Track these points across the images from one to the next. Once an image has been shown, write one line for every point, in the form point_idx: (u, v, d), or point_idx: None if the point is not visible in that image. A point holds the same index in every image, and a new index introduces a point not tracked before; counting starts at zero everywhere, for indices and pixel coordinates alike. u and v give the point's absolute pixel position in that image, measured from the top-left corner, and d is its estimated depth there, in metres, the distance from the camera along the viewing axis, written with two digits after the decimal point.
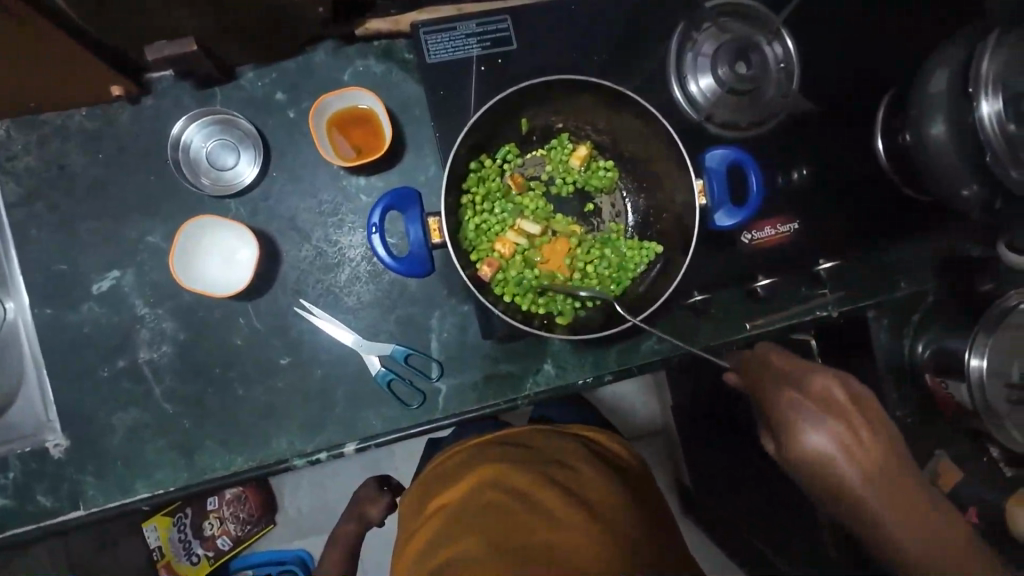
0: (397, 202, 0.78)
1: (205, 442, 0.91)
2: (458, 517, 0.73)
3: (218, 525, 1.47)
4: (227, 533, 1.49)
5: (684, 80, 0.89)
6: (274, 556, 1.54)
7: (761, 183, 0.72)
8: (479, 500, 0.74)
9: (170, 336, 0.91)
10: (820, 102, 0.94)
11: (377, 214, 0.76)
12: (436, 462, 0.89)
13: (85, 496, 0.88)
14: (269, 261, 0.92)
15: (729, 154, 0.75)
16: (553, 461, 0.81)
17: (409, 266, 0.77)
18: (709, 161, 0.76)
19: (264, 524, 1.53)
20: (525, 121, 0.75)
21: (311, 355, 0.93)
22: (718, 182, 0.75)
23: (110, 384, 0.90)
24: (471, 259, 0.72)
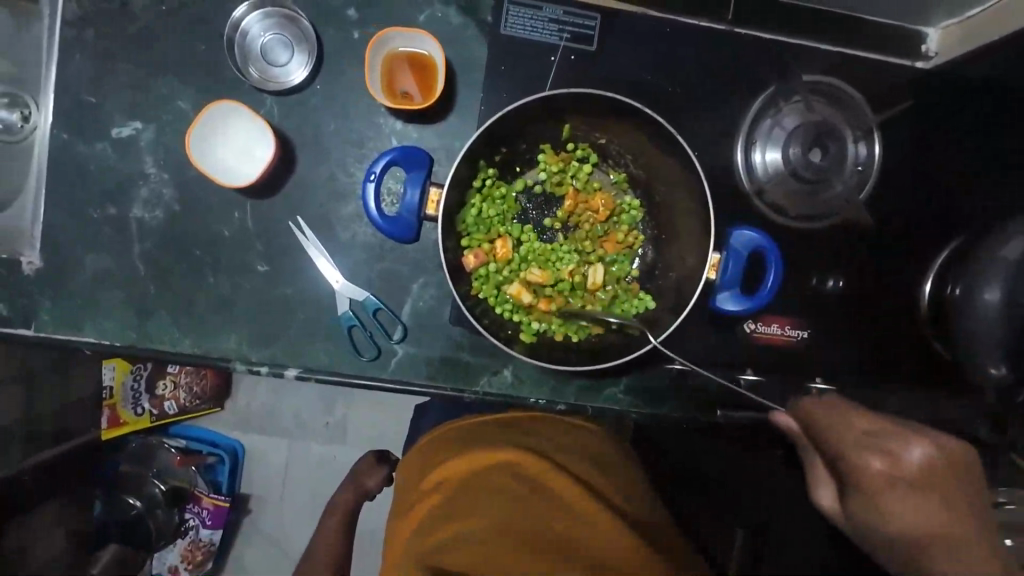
0: (402, 160, 0.78)
1: (161, 312, 0.92)
2: (463, 499, 0.77)
3: (171, 388, 1.49)
4: (176, 399, 1.50)
5: (750, 146, 0.84)
6: (212, 437, 1.58)
7: (779, 283, 0.67)
8: (470, 484, 0.78)
9: (165, 202, 0.91)
10: (886, 219, 0.87)
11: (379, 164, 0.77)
12: (432, 432, 0.94)
13: (39, 319, 0.90)
14: (280, 168, 0.92)
15: (761, 241, 0.69)
16: (548, 445, 0.85)
17: (394, 229, 0.79)
18: (736, 240, 0.69)
19: (210, 406, 1.58)
20: (568, 128, 0.71)
21: (286, 272, 0.93)
22: (735, 264, 0.69)
23: (96, 226, 0.91)
24: (461, 244, 0.71)
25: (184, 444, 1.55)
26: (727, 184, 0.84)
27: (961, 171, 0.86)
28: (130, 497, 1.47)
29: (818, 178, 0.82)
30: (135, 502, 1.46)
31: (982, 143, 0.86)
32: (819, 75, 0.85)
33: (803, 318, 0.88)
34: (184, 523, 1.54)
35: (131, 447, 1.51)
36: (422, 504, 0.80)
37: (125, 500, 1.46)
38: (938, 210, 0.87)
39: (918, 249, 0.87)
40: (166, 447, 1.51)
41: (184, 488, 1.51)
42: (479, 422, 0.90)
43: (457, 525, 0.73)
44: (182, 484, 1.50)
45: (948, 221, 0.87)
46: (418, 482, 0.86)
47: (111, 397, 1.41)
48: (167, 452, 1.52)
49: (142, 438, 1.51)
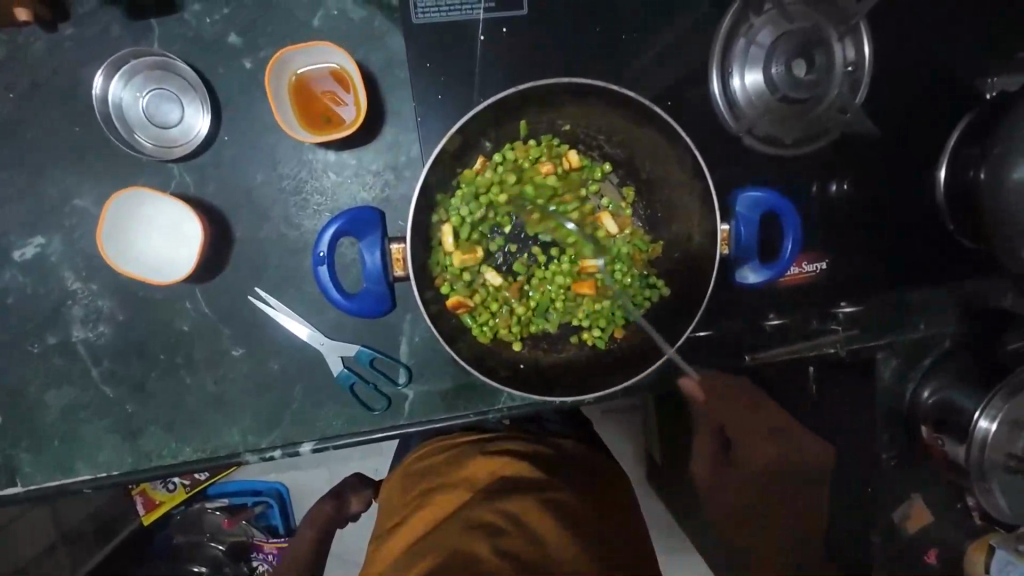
0: (351, 228, 0.70)
1: (148, 428, 0.84)
2: (444, 532, 0.72)
3: None
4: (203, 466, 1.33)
5: (726, 74, 0.74)
6: (251, 486, 1.40)
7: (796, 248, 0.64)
8: (460, 519, 0.74)
9: (107, 315, 0.81)
10: (882, 120, 0.79)
11: (324, 243, 0.69)
12: (413, 457, 0.90)
13: (22, 473, 0.83)
14: (218, 241, 0.81)
15: (766, 201, 0.66)
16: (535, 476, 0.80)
17: (362, 305, 0.72)
18: (741, 205, 0.67)
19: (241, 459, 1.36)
20: (525, 125, 0.62)
21: (265, 348, 0.85)
22: (747, 229, 0.67)
23: (44, 361, 0.81)
24: (441, 286, 0.63)
25: (229, 502, 1.40)
26: (709, 126, 0.75)
27: (955, 53, 0.79)
28: (195, 565, 1.38)
29: (805, 96, 0.74)
30: (200, 569, 1.38)
31: (959, 10, 0.78)
32: None
33: (816, 248, 0.83)
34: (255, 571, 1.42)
35: (178, 517, 1.39)
36: (403, 537, 0.76)
37: (190, 568, 1.37)
38: (931, 96, 0.79)
39: (923, 140, 0.81)
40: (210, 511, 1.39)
41: (243, 541, 1.41)
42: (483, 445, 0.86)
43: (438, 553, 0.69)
44: (240, 538, 1.40)
45: (942, 106, 0.80)
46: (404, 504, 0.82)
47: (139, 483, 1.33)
48: (213, 514, 1.40)
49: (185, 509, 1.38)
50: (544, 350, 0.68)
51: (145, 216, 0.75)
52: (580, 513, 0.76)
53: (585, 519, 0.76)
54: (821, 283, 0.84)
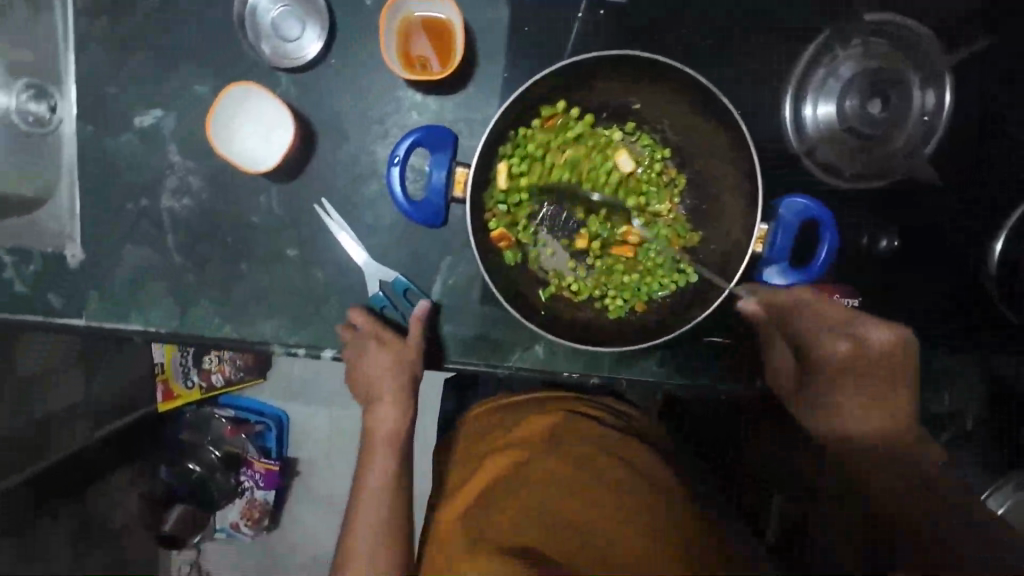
0: (427, 141, 0.78)
1: (200, 299, 0.94)
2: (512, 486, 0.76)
3: (217, 363, 1.50)
4: (222, 372, 1.51)
5: (801, 98, 0.77)
6: (256, 406, 1.59)
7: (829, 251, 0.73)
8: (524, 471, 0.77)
9: (194, 191, 0.91)
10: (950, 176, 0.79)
11: (402, 146, 0.77)
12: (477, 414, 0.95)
13: (88, 310, 0.93)
14: (302, 150, 0.89)
15: (807, 209, 0.74)
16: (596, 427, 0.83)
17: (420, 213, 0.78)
18: (786, 209, 0.76)
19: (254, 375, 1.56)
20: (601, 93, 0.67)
21: (316, 255, 0.93)
22: (784, 234, 0.76)
23: (130, 219, 0.92)
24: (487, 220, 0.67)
25: (233, 413, 1.57)
26: (771, 144, 0.78)
27: None
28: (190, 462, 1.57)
29: (873, 133, 0.76)
30: (195, 467, 1.56)
31: None
32: (885, 13, 0.76)
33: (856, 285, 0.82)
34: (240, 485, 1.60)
35: (189, 416, 1.59)
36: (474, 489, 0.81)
37: (186, 464, 1.56)
38: (1000, 167, 0.80)
39: (985, 208, 0.81)
40: (217, 418, 1.57)
41: (237, 453, 1.58)
42: (528, 403, 0.91)
43: (514, 511, 0.73)
44: (235, 450, 1.57)
45: (1009, 179, 0.80)
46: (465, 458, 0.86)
47: (164, 371, 1.49)
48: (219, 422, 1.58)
49: (195, 409, 1.57)
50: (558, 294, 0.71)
51: (248, 109, 0.84)
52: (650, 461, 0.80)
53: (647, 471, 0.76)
54: None
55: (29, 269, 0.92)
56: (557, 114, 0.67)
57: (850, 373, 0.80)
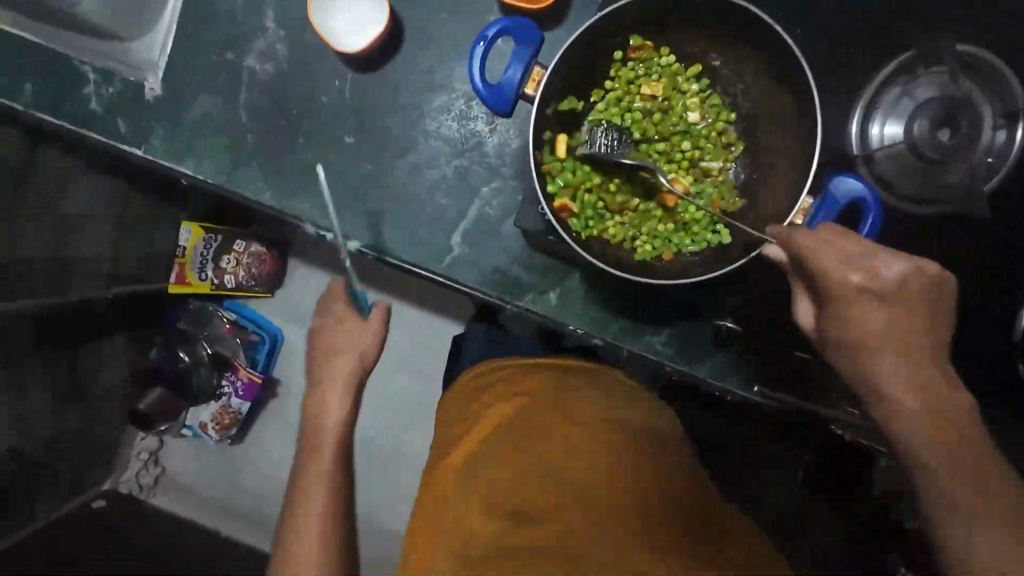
0: (515, 30, 0.76)
1: (252, 160, 0.97)
2: (507, 442, 0.78)
3: (234, 263, 1.80)
4: (234, 275, 1.81)
5: (873, 111, 0.77)
6: (259, 320, 1.94)
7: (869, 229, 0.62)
8: (514, 433, 0.79)
9: (277, 58, 0.96)
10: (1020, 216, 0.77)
11: (491, 29, 0.76)
12: (477, 371, 0.96)
13: (150, 143, 0.98)
14: (386, 46, 0.94)
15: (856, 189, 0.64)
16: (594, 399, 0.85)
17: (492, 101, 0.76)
18: (833, 186, 0.64)
19: (262, 289, 1.91)
20: (685, 43, 0.69)
21: (369, 149, 0.96)
22: (825, 214, 0.65)
23: (213, 69, 0.97)
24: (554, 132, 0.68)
25: (235, 317, 1.91)
26: (835, 144, 0.78)
27: None
28: (183, 351, 1.87)
29: (936, 157, 0.76)
30: (184, 357, 1.87)
31: None
32: (975, 47, 0.76)
33: None
34: (220, 389, 1.90)
35: (188, 308, 1.87)
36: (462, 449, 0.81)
37: (178, 351, 1.87)
38: None
39: None
40: (219, 317, 1.89)
41: (227, 357, 1.90)
42: (534, 368, 0.92)
43: (512, 468, 0.74)
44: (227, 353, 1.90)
45: None
46: (465, 412, 0.88)
47: (182, 257, 1.71)
48: (219, 320, 1.89)
49: (199, 302, 1.88)
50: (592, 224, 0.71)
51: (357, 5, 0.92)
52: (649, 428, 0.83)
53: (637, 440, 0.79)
54: None
55: (108, 90, 0.98)
56: (646, 49, 0.68)
57: (890, 346, 0.63)
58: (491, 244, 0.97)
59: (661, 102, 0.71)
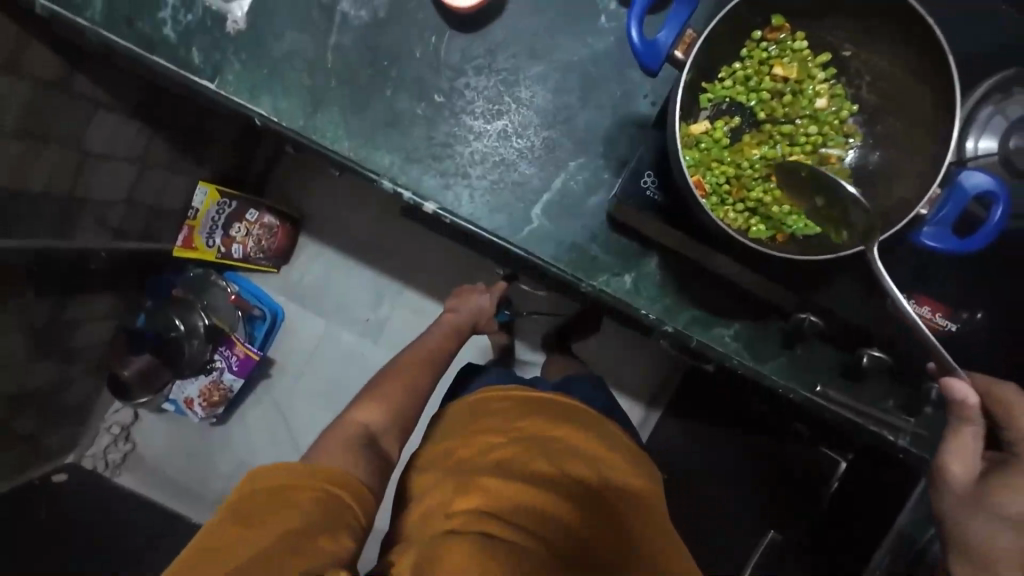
0: None
1: (331, 107, 0.93)
2: (490, 477, 0.86)
3: (242, 233, 1.73)
4: (242, 245, 1.74)
5: (969, 128, 0.81)
6: (258, 293, 1.83)
7: (1002, 224, 0.64)
8: (505, 470, 0.87)
9: (374, 7, 0.93)
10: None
11: None
12: (497, 391, 1.03)
13: (223, 77, 0.93)
14: (490, 9, 0.92)
15: (988, 185, 0.66)
16: (587, 459, 0.93)
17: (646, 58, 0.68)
18: (961, 181, 0.67)
19: (269, 262, 1.82)
20: (819, 33, 0.72)
21: (459, 110, 0.94)
22: (953, 207, 0.67)
23: (304, 8, 0.93)
24: (690, 99, 0.70)
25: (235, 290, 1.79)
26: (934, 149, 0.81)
27: None
28: (176, 319, 1.71)
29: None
30: (179, 325, 1.70)
31: None
32: None
33: (954, 309, 0.84)
34: (211, 363, 1.77)
35: (189, 275, 1.76)
36: (443, 475, 0.89)
37: (170, 319, 1.70)
38: None
39: None
40: (219, 287, 1.77)
41: (221, 329, 1.76)
42: (554, 406, 1.00)
43: (489, 495, 0.83)
44: (221, 324, 1.75)
45: None
46: (471, 432, 0.95)
47: (194, 219, 1.66)
48: (222, 290, 1.77)
49: (201, 271, 1.76)
50: (715, 201, 0.73)
51: None
52: (636, 490, 0.93)
53: (605, 511, 0.88)
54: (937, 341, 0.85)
55: (186, 16, 0.92)
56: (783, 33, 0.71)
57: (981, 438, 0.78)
58: (572, 219, 0.95)
59: (792, 85, 0.73)
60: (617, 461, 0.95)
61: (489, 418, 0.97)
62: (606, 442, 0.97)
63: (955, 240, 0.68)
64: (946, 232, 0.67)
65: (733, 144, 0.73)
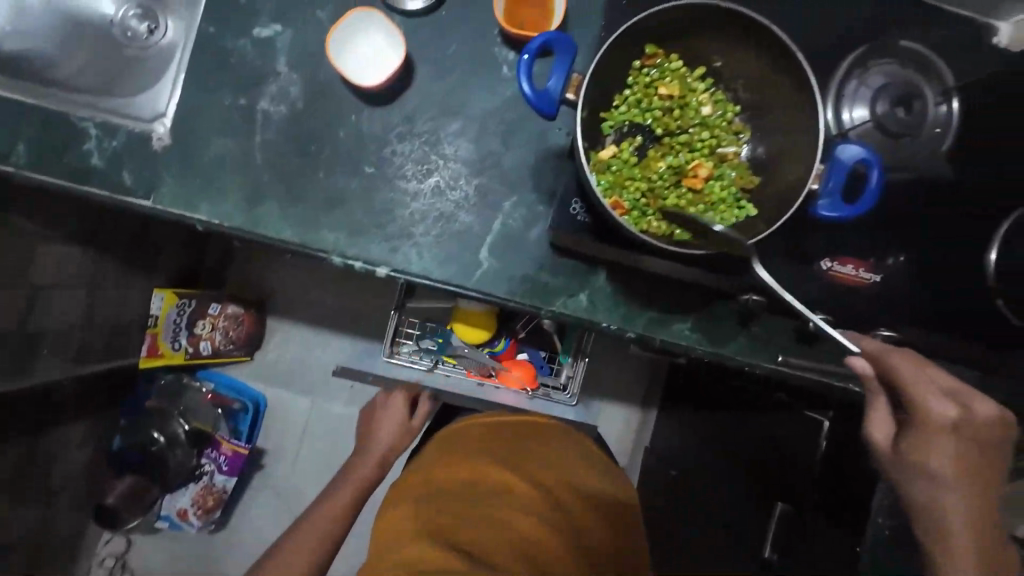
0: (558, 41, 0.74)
1: (269, 199, 0.97)
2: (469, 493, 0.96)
3: (207, 329, 1.71)
4: (210, 340, 1.72)
5: (841, 102, 0.91)
6: (236, 386, 1.79)
7: (881, 184, 0.72)
8: (485, 486, 0.97)
9: (291, 99, 0.98)
10: (961, 172, 0.91)
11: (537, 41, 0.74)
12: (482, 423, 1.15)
13: (157, 193, 0.96)
14: (400, 81, 0.99)
15: (862, 153, 0.74)
16: (561, 473, 1.03)
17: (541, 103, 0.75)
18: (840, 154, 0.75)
19: (241, 352, 1.81)
20: (692, 50, 0.80)
21: (391, 176, 0.99)
22: (837, 177, 0.75)
23: (225, 114, 0.98)
24: (591, 129, 0.78)
25: (211, 388, 1.76)
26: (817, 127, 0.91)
27: None
28: (155, 432, 1.68)
29: (897, 130, 0.90)
30: (159, 437, 1.67)
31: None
32: (913, 41, 0.93)
33: (876, 262, 0.92)
34: (200, 468, 1.74)
35: (161, 383, 1.73)
36: (427, 494, 0.98)
37: (150, 432, 1.67)
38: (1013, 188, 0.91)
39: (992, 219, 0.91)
40: (195, 387, 1.76)
41: (205, 432, 1.73)
42: (537, 432, 1.13)
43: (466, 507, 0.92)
44: (203, 426, 1.73)
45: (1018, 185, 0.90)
46: (458, 457, 1.05)
47: (155, 326, 1.61)
48: (197, 390, 1.76)
49: (172, 376, 1.74)
50: (637, 214, 0.80)
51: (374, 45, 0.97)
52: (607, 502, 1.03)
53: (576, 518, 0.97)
54: (871, 294, 0.92)
55: (111, 143, 0.95)
56: (660, 57, 0.79)
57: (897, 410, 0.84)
58: (517, 254, 1.00)
59: (678, 100, 0.81)
60: (589, 475, 1.07)
61: (478, 444, 1.09)
62: (582, 462, 1.09)
63: (848, 206, 0.75)
64: (839, 201, 0.75)
65: (642, 161, 0.81)
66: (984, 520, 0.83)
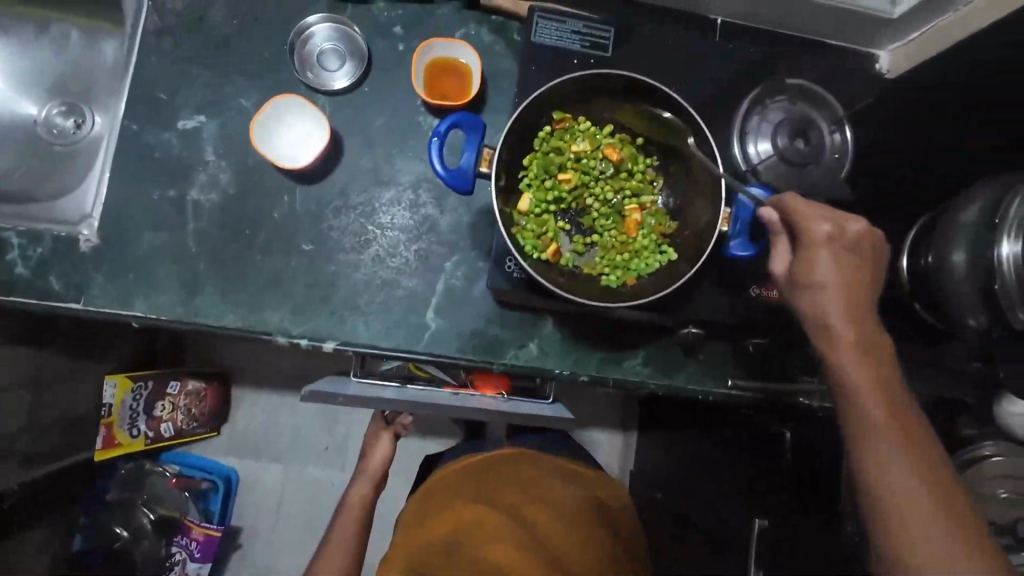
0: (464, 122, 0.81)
1: (207, 285, 0.96)
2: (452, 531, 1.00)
3: (168, 410, 1.63)
4: (172, 421, 1.64)
5: (745, 139, 0.97)
6: (204, 464, 1.73)
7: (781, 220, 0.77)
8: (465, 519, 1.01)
9: (221, 186, 0.99)
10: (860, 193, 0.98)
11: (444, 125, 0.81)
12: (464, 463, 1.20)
13: (89, 294, 0.94)
14: (330, 157, 1.01)
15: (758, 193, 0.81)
16: (538, 494, 1.08)
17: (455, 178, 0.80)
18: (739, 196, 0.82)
19: (208, 428, 1.75)
20: (598, 110, 0.85)
21: (330, 251, 1.00)
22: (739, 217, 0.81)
23: (154, 207, 0.97)
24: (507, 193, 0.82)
25: (177, 470, 1.69)
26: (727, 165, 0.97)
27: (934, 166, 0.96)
28: (118, 526, 1.61)
29: (801, 161, 0.96)
30: (122, 531, 1.60)
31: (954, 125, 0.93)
32: (802, 79, 1.01)
33: None
34: (170, 557, 1.62)
35: (122, 473, 1.64)
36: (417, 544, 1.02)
37: (111, 528, 1.60)
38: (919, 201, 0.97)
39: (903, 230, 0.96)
40: (160, 472, 1.67)
41: (174, 517, 1.63)
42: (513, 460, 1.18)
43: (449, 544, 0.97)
44: (169, 512, 1.64)
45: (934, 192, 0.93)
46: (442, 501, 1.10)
47: (109, 416, 1.50)
48: (161, 476, 1.67)
49: (134, 464, 1.66)
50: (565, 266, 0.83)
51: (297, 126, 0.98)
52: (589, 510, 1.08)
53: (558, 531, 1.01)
54: None
55: (36, 250, 0.94)
56: (567, 120, 0.85)
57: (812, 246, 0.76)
58: (462, 312, 1.01)
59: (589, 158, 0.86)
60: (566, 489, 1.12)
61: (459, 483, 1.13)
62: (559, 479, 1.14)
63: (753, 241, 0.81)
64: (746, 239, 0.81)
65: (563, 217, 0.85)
66: (880, 344, 0.72)
